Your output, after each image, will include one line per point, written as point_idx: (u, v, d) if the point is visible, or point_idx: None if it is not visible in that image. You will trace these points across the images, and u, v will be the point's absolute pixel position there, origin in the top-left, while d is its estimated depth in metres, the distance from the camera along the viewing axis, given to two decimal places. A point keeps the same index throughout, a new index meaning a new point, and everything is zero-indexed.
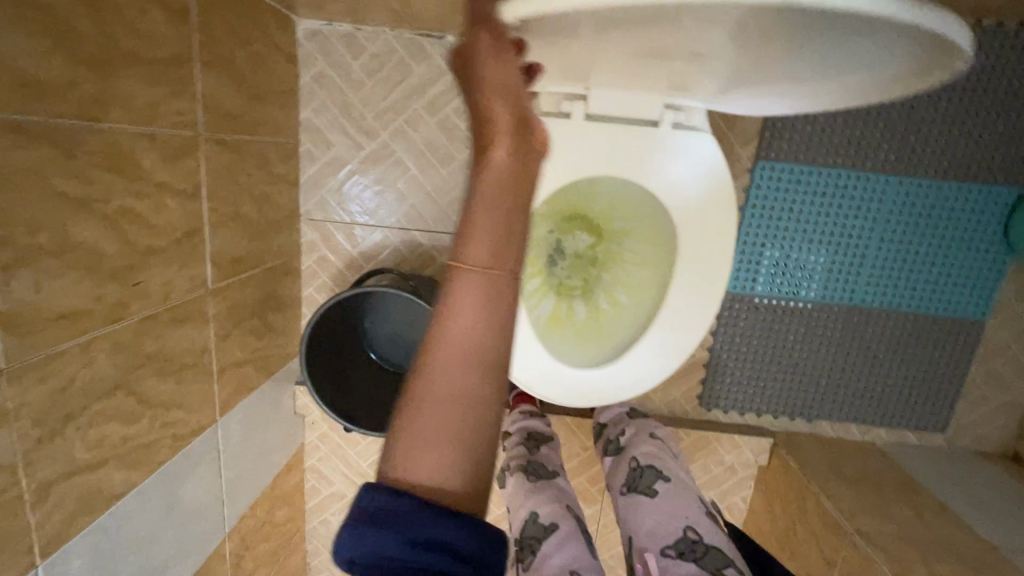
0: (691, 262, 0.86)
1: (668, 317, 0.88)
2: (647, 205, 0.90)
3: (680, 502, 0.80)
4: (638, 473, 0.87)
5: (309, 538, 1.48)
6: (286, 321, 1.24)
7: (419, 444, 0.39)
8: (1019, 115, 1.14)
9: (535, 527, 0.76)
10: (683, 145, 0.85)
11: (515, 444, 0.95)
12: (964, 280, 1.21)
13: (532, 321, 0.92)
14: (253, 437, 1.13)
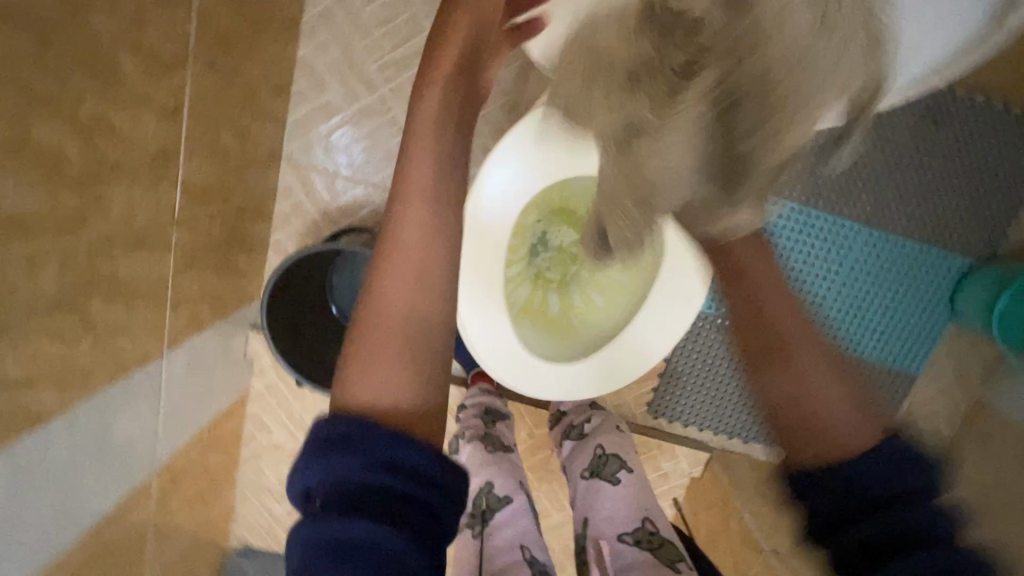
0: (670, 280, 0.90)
1: (641, 326, 0.92)
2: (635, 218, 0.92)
3: (640, 495, 0.84)
4: (603, 460, 0.91)
5: (239, 485, 1.46)
6: (249, 264, 1.18)
7: (375, 361, 0.58)
8: (989, 190, 1.21)
9: (491, 500, 0.82)
10: None
11: (470, 415, 0.94)
12: (907, 335, 1.28)
13: (509, 304, 0.92)
14: (196, 377, 1.09)
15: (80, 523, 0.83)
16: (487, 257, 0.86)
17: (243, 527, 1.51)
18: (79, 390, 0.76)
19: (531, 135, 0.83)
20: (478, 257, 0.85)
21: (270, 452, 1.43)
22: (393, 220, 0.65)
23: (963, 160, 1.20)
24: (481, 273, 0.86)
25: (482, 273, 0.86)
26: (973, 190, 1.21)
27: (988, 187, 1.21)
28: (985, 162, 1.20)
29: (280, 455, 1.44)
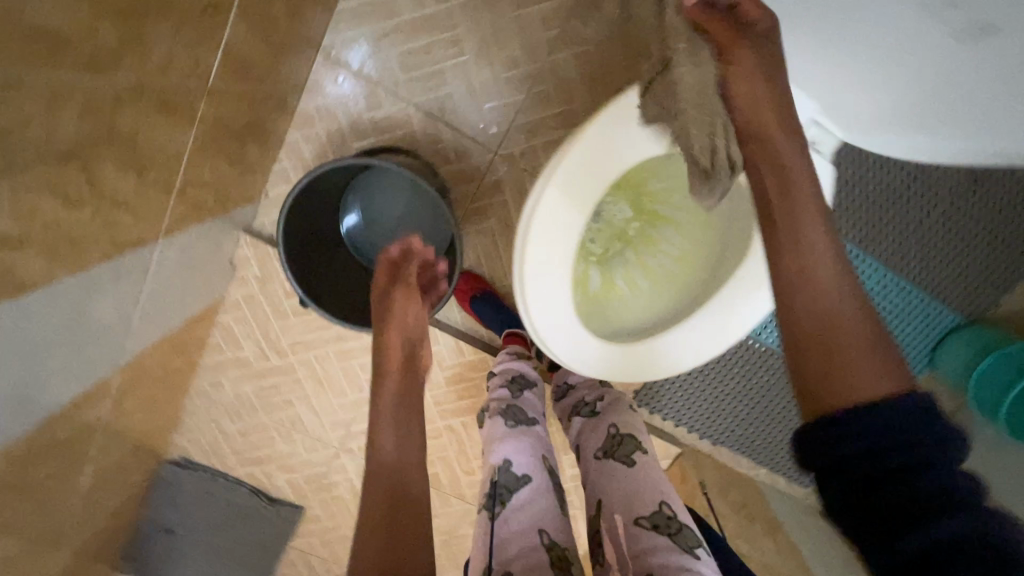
0: (742, 289, 0.78)
1: (701, 326, 0.80)
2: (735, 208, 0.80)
3: (656, 475, 0.84)
4: (616, 440, 0.90)
5: (192, 394, 1.36)
6: (262, 160, 1.05)
7: None
8: (1003, 260, 1.26)
9: (508, 477, 0.81)
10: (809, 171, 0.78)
11: (499, 386, 1.03)
12: None
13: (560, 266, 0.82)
14: (182, 273, 0.97)
15: (37, 413, 0.72)
16: (559, 214, 0.74)
17: (185, 438, 1.42)
18: (69, 264, 0.65)
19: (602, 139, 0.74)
20: (552, 212, 0.73)
21: (233, 366, 1.33)
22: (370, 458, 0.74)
23: (990, 225, 1.24)
24: (553, 229, 0.74)
25: (556, 230, 0.74)
26: (990, 256, 1.26)
27: (1004, 257, 1.26)
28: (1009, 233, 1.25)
29: (245, 372, 1.34)
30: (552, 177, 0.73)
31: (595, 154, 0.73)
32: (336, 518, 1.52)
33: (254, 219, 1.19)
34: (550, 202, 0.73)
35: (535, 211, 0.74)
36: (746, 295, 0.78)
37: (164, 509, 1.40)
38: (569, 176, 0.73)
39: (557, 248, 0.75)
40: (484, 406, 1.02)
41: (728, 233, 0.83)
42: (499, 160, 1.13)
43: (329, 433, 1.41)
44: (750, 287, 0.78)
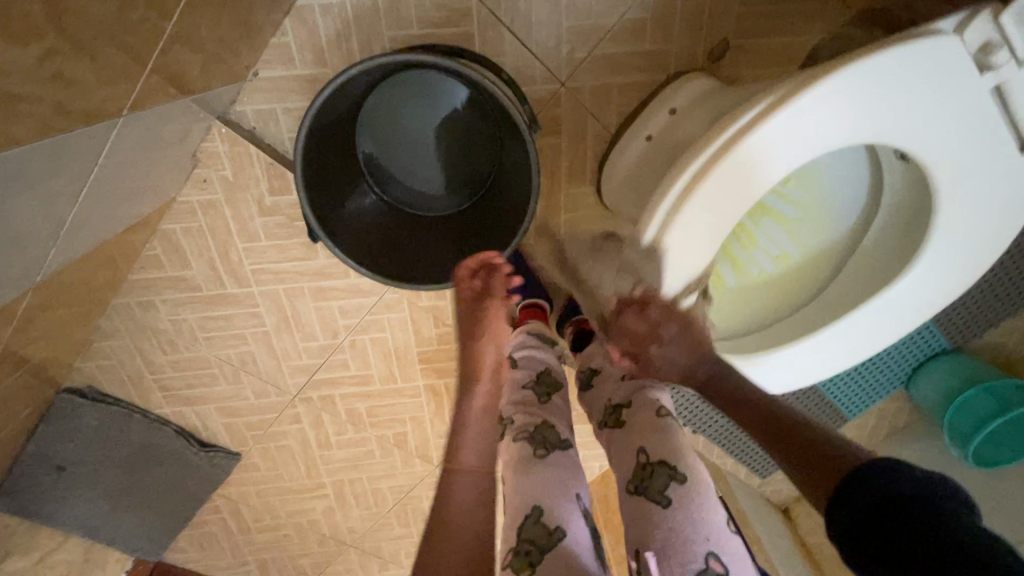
0: (889, 306, 0.67)
1: (820, 344, 0.71)
2: (901, 211, 0.67)
3: (699, 514, 0.61)
4: (646, 471, 0.66)
5: (112, 313, 1.08)
6: (260, 23, 0.77)
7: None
8: (1002, 299, 1.26)
9: (538, 531, 0.70)
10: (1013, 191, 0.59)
11: (521, 387, 0.91)
12: (866, 386, 1.36)
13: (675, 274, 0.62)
14: (138, 164, 0.71)
15: None
16: (700, 228, 0.58)
17: (95, 365, 1.14)
18: None
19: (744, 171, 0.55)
20: (690, 229, 0.57)
21: (173, 287, 1.06)
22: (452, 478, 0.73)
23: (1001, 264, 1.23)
24: (687, 242, 0.58)
25: (692, 247, 0.59)
26: (991, 294, 1.26)
27: (1004, 296, 1.26)
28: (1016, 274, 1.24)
29: (187, 296, 1.07)
30: (695, 192, 0.55)
31: (764, 154, 0.54)
32: (278, 469, 1.33)
33: (230, 104, 0.89)
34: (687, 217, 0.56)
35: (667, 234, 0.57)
36: (892, 312, 0.68)
37: (53, 443, 1.14)
38: (722, 183, 0.55)
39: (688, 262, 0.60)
40: (503, 410, 0.89)
41: (869, 240, 0.71)
42: (564, 94, 0.93)
43: (285, 378, 1.20)
44: (901, 303, 0.67)
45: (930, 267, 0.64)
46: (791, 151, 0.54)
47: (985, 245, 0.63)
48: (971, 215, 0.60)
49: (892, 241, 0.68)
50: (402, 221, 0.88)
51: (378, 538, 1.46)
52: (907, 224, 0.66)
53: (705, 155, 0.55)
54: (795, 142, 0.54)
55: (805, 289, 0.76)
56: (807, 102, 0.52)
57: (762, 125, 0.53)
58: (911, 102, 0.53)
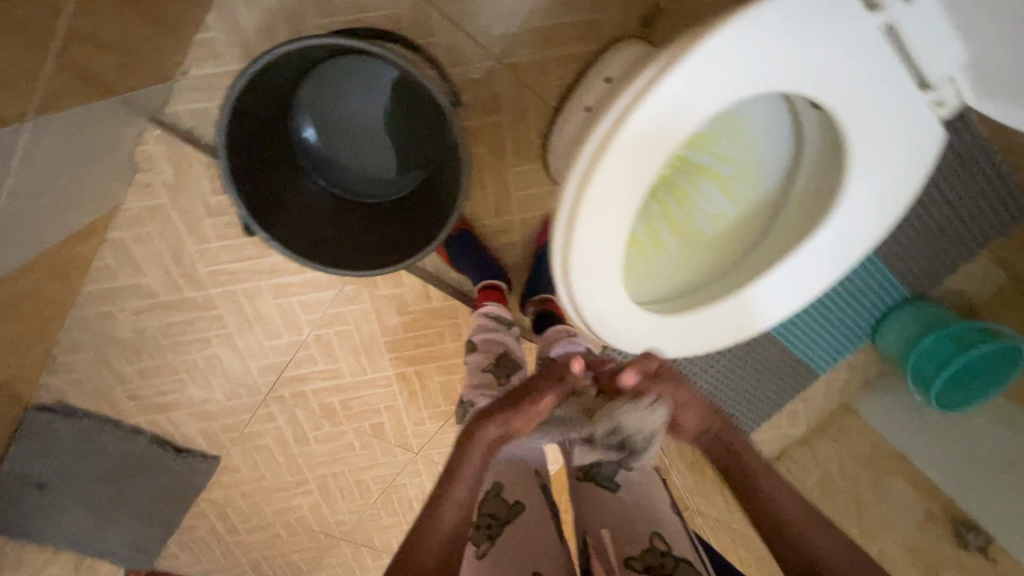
0: (816, 256, 0.67)
1: (755, 298, 0.70)
2: (822, 161, 0.67)
3: (644, 494, 0.73)
4: (596, 460, 0.76)
5: (71, 327, 1.08)
6: (179, 19, 0.76)
7: None
8: (955, 244, 1.30)
9: (498, 506, 0.72)
10: (918, 129, 0.59)
11: (482, 369, 0.93)
12: (835, 340, 1.38)
13: (597, 260, 0.61)
14: (65, 171, 0.71)
15: None
16: (616, 188, 0.56)
17: (62, 380, 1.14)
18: None
19: (654, 140, 0.54)
20: (605, 193, 0.56)
21: (129, 295, 1.06)
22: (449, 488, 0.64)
23: (952, 210, 1.26)
24: (605, 203, 0.57)
25: (610, 208, 0.57)
26: (944, 238, 1.29)
27: (957, 241, 1.29)
28: (967, 218, 1.27)
29: (145, 302, 1.07)
30: (606, 153, 0.54)
31: (671, 110, 0.53)
32: (259, 469, 1.34)
33: (163, 105, 0.89)
34: (602, 176, 0.55)
35: (583, 199, 0.56)
36: (821, 261, 0.67)
37: (31, 462, 1.13)
38: (633, 140, 0.54)
39: (608, 225, 0.58)
40: (463, 394, 0.91)
41: (795, 192, 0.71)
42: (501, 71, 0.93)
43: (255, 378, 1.20)
44: (828, 252, 0.66)
45: (852, 214, 0.63)
46: (697, 101, 0.53)
47: (901, 188, 0.62)
48: (884, 158, 0.60)
49: (816, 191, 0.68)
50: (342, 209, 0.87)
51: (368, 529, 1.47)
52: (828, 172, 0.66)
53: (613, 115, 0.54)
54: (703, 91, 0.52)
55: (740, 245, 0.77)
56: (717, 43, 0.51)
57: (674, 72, 0.52)
58: (812, 42, 0.52)
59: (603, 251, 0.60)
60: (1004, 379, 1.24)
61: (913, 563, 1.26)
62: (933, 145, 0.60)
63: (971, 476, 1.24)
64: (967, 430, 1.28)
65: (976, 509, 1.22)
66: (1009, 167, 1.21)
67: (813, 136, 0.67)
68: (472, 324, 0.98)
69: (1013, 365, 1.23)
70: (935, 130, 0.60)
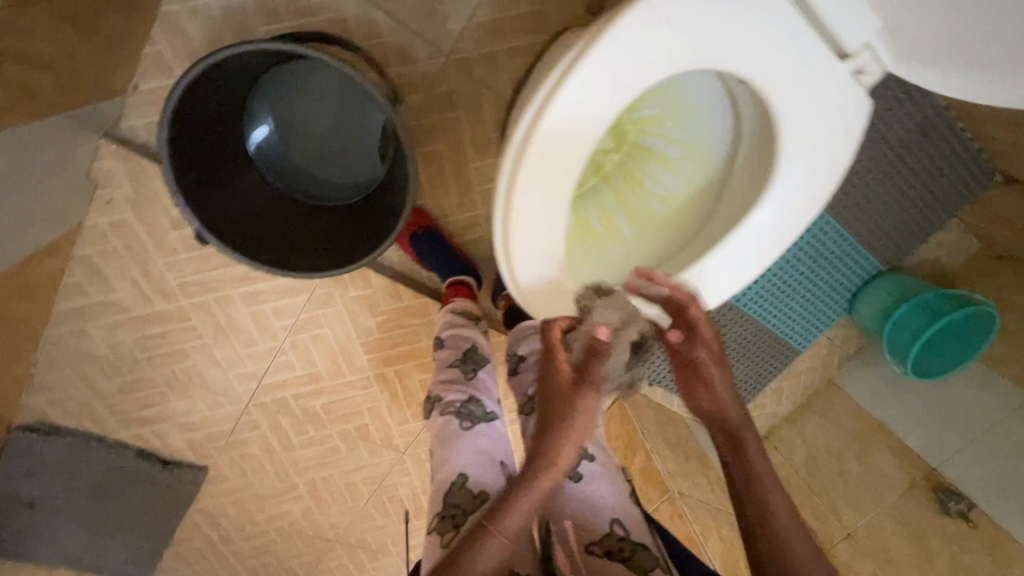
0: (754, 234, 0.69)
1: (701, 279, 0.73)
2: (756, 141, 0.68)
3: (603, 486, 0.79)
4: None
5: (48, 346, 1.09)
6: (121, 34, 0.78)
7: None
8: (926, 213, 1.30)
9: (463, 496, 0.74)
10: (841, 102, 0.61)
11: (449, 365, 0.94)
12: (812, 317, 1.39)
13: (536, 244, 0.63)
14: (17, 191, 0.72)
15: None
16: (540, 188, 0.59)
17: (43, 399, 1.15)
18: None
19: (576, 125, 0.55)
20: (535, 182, 0.58)
21: (102, 311, 1.07)
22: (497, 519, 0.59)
23: (921, 180, 1.26)
24: (536, 189, 0.59)
25: (539, 207, 0.60)
26: (915, 209, 1.29)
27: (927, 210, 1.29)
28: (935, 188, 1.27)
29: (118, 317, 1.08)
30: (523, 161, 0.57)
31: (582, 109, 0.55)
32: (247, 477, 1.35)
33: (117, 120, 0.90)
34: (524, 180, 0.58)
35: (512, 205, 0.59)
36: (760, 238, 0.70)
37: (17, 481, 1.15)
38: (547, 144, 0.56)
39: (539, 221, 0.61)
40: (431, 389, 0.93)
41: (736, 171, 0.72)
42: (452, 67, 0.93)
43: (235, 386, 1.21)
44: (764, 231, 0.69)
45: (784, 193, 0.66)
46: (604, 97, 0.55)
47: (829, 165, 0.65)
48: (806, 140, 0.62)
49: (752, 171, 0.69)
50: (301, 214, 0.88)
51: (362, 530, 1.49)
52: (762, 149, 0.68)
53: (525, 123, 0.56)
54: (610, 87, 0.55)
55: (689, 225, 0.78)
56: (627, 26, 0.52)
57: (587, 57, 0.53)
58: (724, 20, 0.54)
59: (541, 235, 0.62)
60: (978, 344, 1.24)
61: None
62: (860, 116, 0.62)
63: (953, 440, 1.24)
64: (946, 397, 1.29)
65: (958, 473, 1.21)
66: (974, 134, 1.21)
67: (746, 117, 0.69)
68: (439, 321, 0.99)
69: (988, 331, 1.23)
70: (860, 99, 0.62)
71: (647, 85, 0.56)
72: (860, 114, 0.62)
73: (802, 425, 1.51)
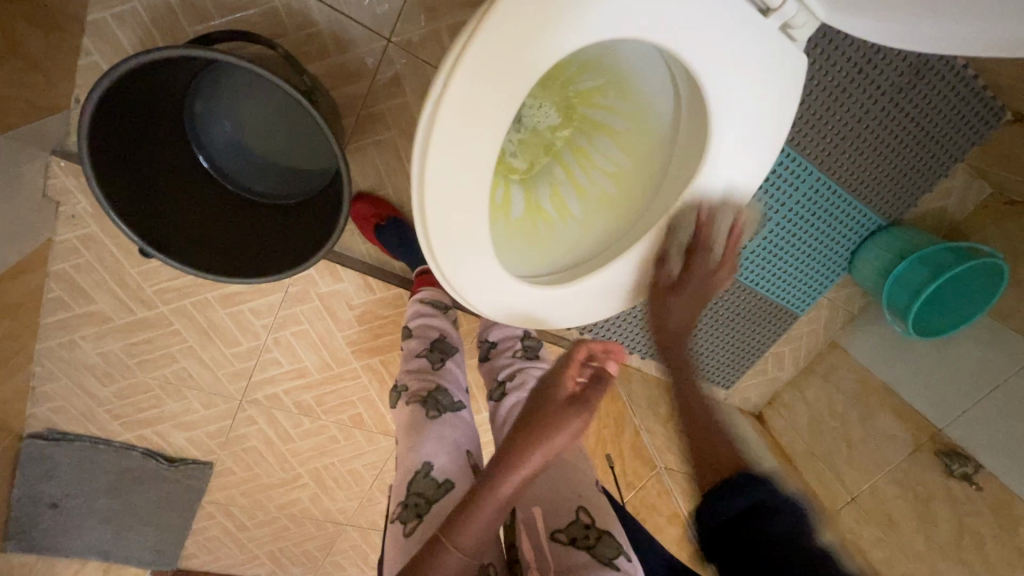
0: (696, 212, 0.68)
1: (651, 257, 0.71)
2: (693, 108, 0.65)
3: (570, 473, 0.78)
4: None
5: (41, 357, 1.13)
6: (47, 51, 0.79)
7: None
8: (929, 162, 1.20)
9: (426, 485, 0.75)
10: (764, 55, 0.60)
11: (416, 354, 0.93)
12: (811, 279, 1.31)
13: (465, 239, 0.62)
14: None
15: None
16: (447, 185, 0.57)
17: (47, 407, 1.20)
18: None
19: (483, 105, 0.54)
20: (448, 171, 0.56)
21: (87, 323, 1.10)
22: (458, 521, 0.61)
23: (922, 125, 1.15)
24: (451, 181, 0.57)
25: (451, 201, 0.58)
26: (916, 157, 1.19)
27: (930, 158, 1.20)
28: (938, 132, 1.17)
29: (103, 326, 1.11)
30: (428, 157, 0.55)
31: (482, 98, 0.53)
32: (252, 469, 1.39)
33: (65, 136, 0.92)
34: (432, 177, 0.56)
35: (425, 198, 0.57)
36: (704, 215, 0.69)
37: (35, 484, 1.21)
38: (448, 138, 0.54)
39: (463, 213, 0.59)
40: (399, 378, 0.92)
41: (678, 144, 0.69)
42: (395, 51, 0.90)
43: (226, 384, 1.24)
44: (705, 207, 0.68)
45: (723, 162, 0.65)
46: (504, 80, 0.53)
47: (763, 129, 0.64)
48: (735, 108, 0.62)
49: (690, 139, 0.67)
50: (252, 215, 0.88)
51: (370, 513, 1.53)
52: (698, 118, 0.65)
53: (426, 114, 0.54)
54: (508, 68, 0.53)
55: (637, 199, 0.74)
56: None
57: (481, 34, 0.51)
58: None
59: (470, 229, 0.61)
60: (988, 296, 1.17)
61: (906, 497, 1.21)
62: (798, 75, 0.62)
63: (957, 401, 1.19)
64: (952, 353, 1.23)
65: (964, 436, 1.17)
66: (975, 71, 1.12)
67: (680, 83, 0.65)
68: (407, 310, 0.98)
69: (997, 281, 1.16)
70: (796, 55, 0.61)
71: (548, 67, 0.54)
72: (791, 75, 0.62)
73: (805, 390, 1.45)
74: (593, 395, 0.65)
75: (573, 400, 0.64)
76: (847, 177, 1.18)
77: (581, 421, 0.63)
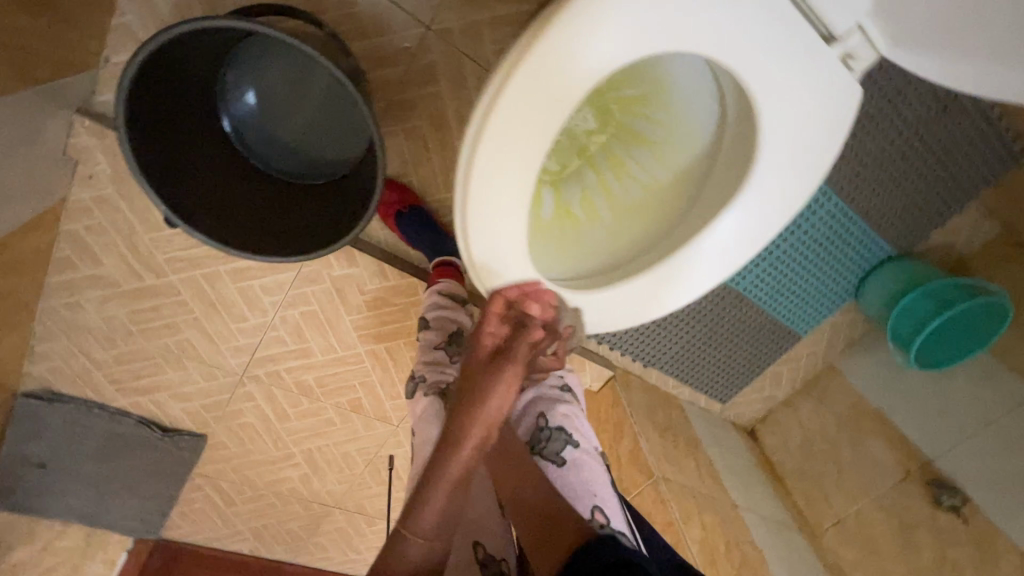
0: (725, 236, 0.69)
1: (675, 274, 0.72)
2: (739, 130, 0.66)
3: (585, 473, 0.79)
4: (544, 435, 0.82)
5: (43, 315, 1.11)
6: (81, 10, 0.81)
7: None
8: (945, 197, 1.22)
9: None
10: (817, 82, 0.60)
11: (433, 345, 0.92)
12: (816, 300, 1.31)
13: (497, 237, 0.62)
14: None
15: None
16: (491, 180, 0.57)
17: (43, 366, 1.18)
18: None
19: (538, 107, 0.53)
20: (494, 168, 0.56)
21: (93, 285, 1.08)
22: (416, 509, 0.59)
23: (942, 160, 1.17)
24: (495, 176, 0.56)
25: (491, 197, 0.58)
26: (932, 191, 1.20)
27: (946, 193, 1.21)
28: (957, 168, 1.18)
29: (109, 291, 1.09)
30: (477, 151, 0.55)
31: (538, 99, 0.53)
32: (246, 445, 1.38)
33: (90, 95, 0.90)
34: (478, 174, 0.56)
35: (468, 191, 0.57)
36: (733, 240, 0.70)
37: (24, 443, 1.19)
38: (501, 134, 0.54)
39: (501, 209, 0.59)
40: (415, 369, 0.91)
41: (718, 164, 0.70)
42: (433, 38, 0.90)
43: (227, 359, 1.23)
44: (735, 231, 0.69)
45: (761, 189, 0.65)
46: (562, 83, 0.53)
47: (804, 156, 0.64)
48: (782, 134, 0.62)
49: (732, 161, 0.68)
50: (273, 188, 0.86)
51: (358, 497, 1.53)
52: (743, 140, 0.65)
53: (480, 108, 0.54)
54: (569, 72, 0.52)
55: (666, 216, 0.75)
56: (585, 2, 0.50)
57: (547, 36, 0.51)
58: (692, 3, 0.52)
59: (504, 229, 0.61)
60: (992, 333, 1.19)
61: (890, 523, 1.24)
62: (850, 104, 0.63)
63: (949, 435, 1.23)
64: (947, 388, 1.26)
65: (952, 469, 1.21)
66: (1001, 112, 1.14)
67: (731, 101, 0.65)
68: (425, 298, 0.97)
69: (1001, 321, 1.18)
70: (849, 87, 0.62)
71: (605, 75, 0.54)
72: (840, 103, 0.62)
73: (798, 410, 1.43)
74: (514, 346, 0.65)
75: (499, 358, 0.63)
76: (864, 203, 1.19)
77: (515, 370, 0.63)
